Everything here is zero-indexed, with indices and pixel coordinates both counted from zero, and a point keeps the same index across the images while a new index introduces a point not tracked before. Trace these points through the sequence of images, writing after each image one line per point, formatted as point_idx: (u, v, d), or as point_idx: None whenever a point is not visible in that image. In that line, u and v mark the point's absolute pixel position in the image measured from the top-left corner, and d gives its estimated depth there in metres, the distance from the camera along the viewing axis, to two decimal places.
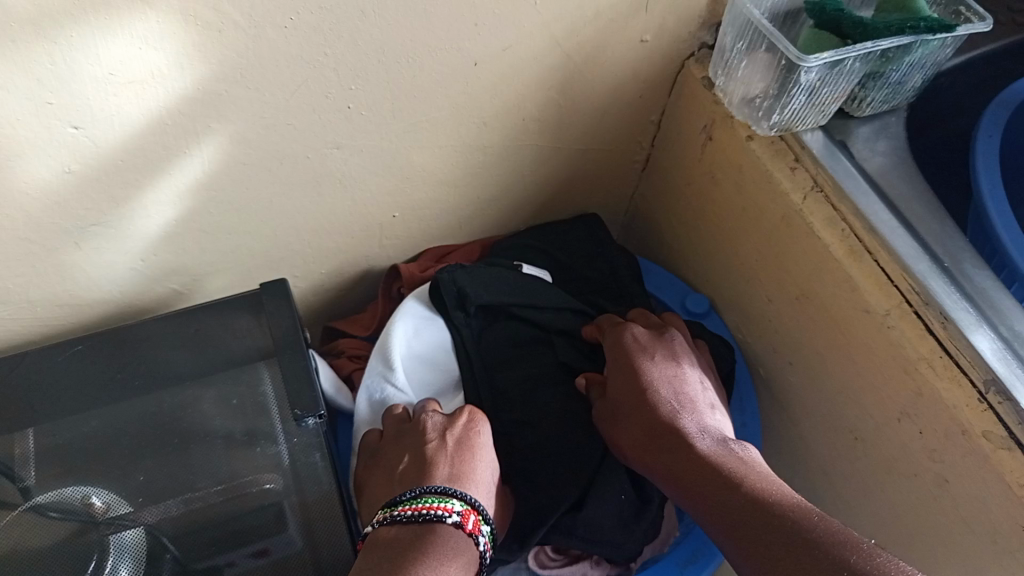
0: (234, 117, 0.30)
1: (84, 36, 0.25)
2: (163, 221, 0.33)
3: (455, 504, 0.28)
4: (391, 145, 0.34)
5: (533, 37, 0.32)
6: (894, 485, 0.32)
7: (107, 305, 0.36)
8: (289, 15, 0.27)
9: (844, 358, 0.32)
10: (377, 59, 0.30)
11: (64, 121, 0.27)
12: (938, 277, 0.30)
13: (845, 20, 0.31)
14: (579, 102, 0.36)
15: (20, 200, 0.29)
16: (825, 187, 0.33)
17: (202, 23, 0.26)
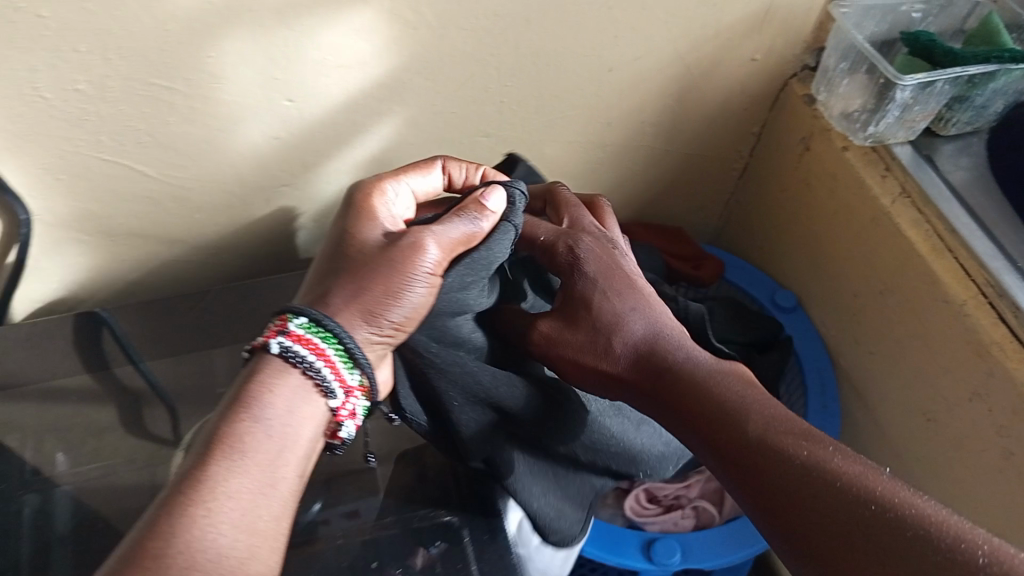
0: (413, 104, 0.52)
1: (314, 27, 0.45)
2: (339, 170, 0.56)
3: (325, 342, 0.36)
4: (583, 106, 0.56)
5: (664, 50, 0.54)
6: (967, 456, 0.47)
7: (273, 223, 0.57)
8: (477, 21, 0.48)
9: (920, 346, 0.50)
10: (538, 58, 0.51)
11: (282, 96, 0.48)
12: (984, 239, 0.48)
13: (939, 50, 0.50)
14: (702, 100, 0.59)
15: (238, 147, 0.51)
16: (913, 196, 0.52)
17: (406, 24, 0.47)
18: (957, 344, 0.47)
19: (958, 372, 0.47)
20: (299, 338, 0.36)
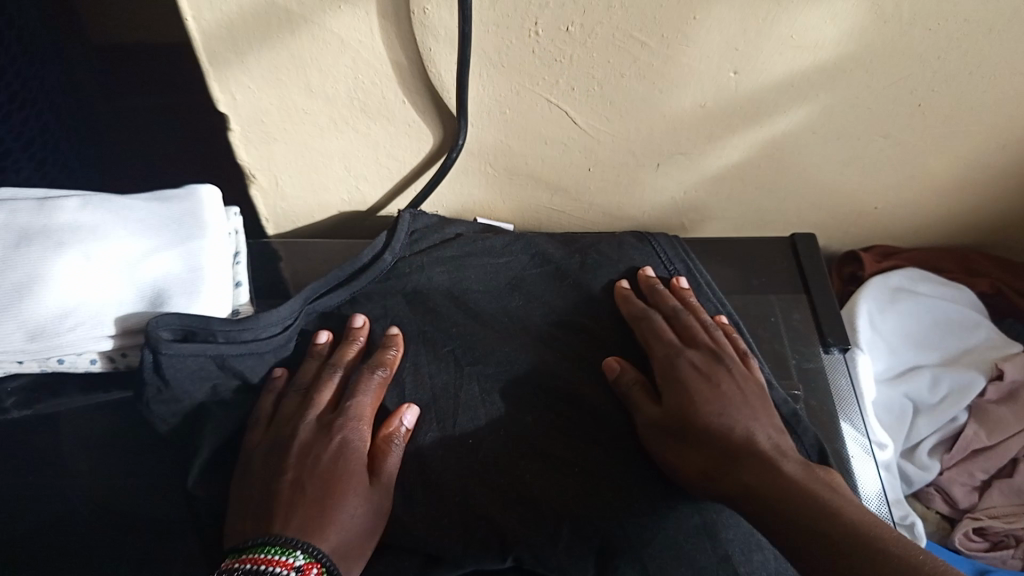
0: (619, 121, 0.60)
1: (631, 84, 0.57)
2: (472, 198, 0.68)
3: (297, 557, 0.44)
4: (746, 141, 0.64)
5: (818, 86, 0.59)
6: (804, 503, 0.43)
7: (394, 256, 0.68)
8: (727, 71, 0.57)
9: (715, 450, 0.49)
10: (742, 110, 0.60)
11: (348, 97, 0.56)
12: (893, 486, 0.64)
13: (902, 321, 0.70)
14: (816, 146, 0.65)
15: (371, 114, 0.58)
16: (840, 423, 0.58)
17: (681, 76, 0.57)
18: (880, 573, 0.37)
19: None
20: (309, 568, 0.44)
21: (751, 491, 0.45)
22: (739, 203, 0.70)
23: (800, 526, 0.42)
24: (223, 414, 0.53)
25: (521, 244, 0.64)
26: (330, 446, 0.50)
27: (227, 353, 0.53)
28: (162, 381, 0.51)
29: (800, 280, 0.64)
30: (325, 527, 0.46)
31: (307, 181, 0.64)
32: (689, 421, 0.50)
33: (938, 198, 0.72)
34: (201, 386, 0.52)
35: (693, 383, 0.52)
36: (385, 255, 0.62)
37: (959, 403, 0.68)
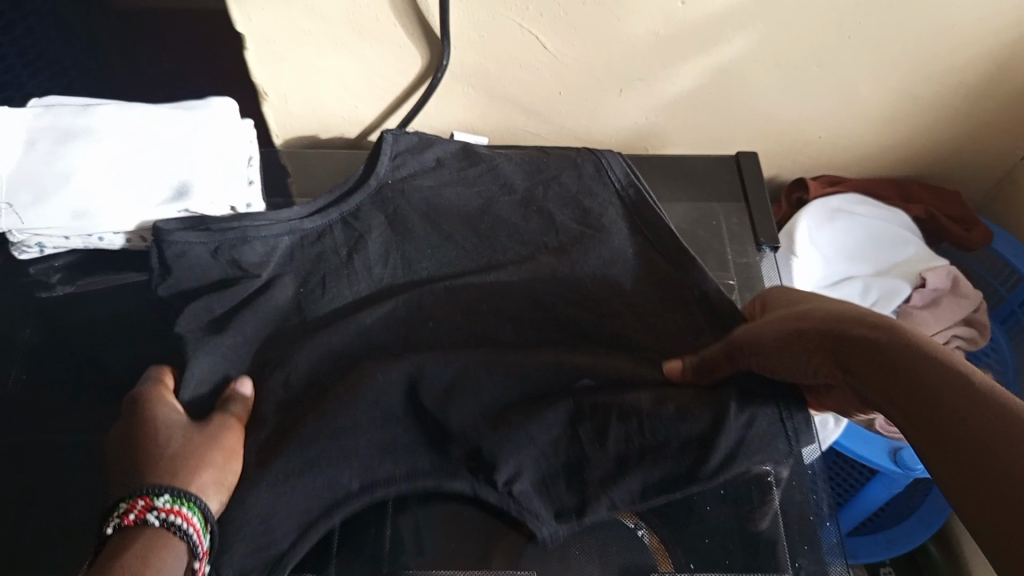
0: (584, 47, 0.69)
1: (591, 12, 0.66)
2: (456, 119, 0.77)
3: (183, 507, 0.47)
4: (697, 68, 0.72)
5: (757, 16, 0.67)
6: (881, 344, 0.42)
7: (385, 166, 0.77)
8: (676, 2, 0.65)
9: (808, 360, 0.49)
10: (692, 38, 0.69)
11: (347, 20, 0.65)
12: None
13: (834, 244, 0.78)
14: (759, 74, 0.73)
15: (366, 36, 0.67)
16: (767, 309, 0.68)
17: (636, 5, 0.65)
18: (952, 418, 0.35)
19: (946, 433, 0.34)
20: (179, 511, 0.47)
21: (846, 353, 0.43)
22: (694, 127, 0.79)
23: (887, 373, 0.39)
24: (223, 295, 0.60)
25: (489, 174, 0.69)
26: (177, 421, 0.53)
27: (219, 242, 0.60)
28: (165, 269, 0.59)
29: (740, 190, 0.73)
30: (198, 477, 0.49)
31: (311, 99, 0.73)
32: (796, 327, 0.48)
33: (874, 127, 0.81)
34: (201, 272, 0.60)
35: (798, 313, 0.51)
36: (371, 180, 0.66)
37: (884, 306, 0.77)
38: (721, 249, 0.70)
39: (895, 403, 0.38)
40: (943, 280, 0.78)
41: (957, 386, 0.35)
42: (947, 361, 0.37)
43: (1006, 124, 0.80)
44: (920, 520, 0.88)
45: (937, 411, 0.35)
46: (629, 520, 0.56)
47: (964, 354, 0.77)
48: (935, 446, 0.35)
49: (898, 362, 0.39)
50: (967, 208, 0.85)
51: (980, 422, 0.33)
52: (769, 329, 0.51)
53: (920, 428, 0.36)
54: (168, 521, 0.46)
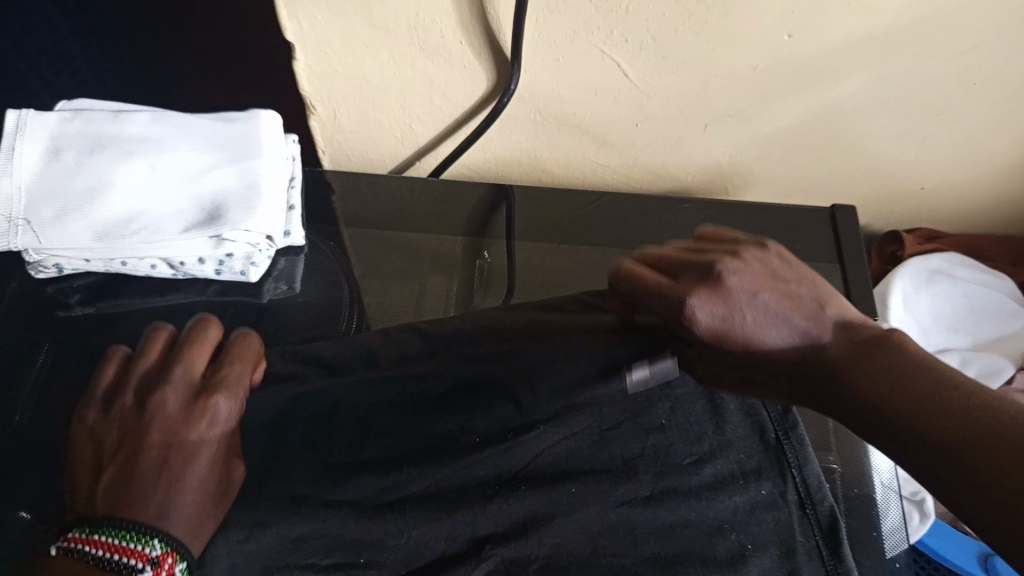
0: (672, 75, 0.61)
1: (684, 39, 0.58)
2: (519, 147, 0.69)
3: (153, 552, 0.43)
4: (797, 105, 0.64)
5: (873, 52, 0.59)
6: (938, 398, 0.37)
7: (439, 197, 0.69)
8: (782, 34, 0.57)
9: (829, 368, 0.42)
10: (797, 71, 0.61)
11: (410, 32, 0.58)
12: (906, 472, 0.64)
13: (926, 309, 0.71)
14: (866, 115, 0.65)
15: (430, 50, 0.60)
16: None
17: (738, 35, 0.57)
18: (965, 448, 0.35)
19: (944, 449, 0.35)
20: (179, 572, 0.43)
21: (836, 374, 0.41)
22: (783, 170, 0.71)
23: (877, 385, 0.39)
24: None
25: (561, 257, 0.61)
26: (203, 414, 0.49)
27: None
28: None
29: (837, 252, 0.65)
30: (143, 499, 0.45)
31: (364, 115, 0.67)
32: (834, 377, 0.41)
33: (987, 180, 0.72)
34: None
35: (752, 327, 0.42)
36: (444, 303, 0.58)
37: (987, 385, 0.68)
38: None
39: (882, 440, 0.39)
40: None
41: (963, 415, 0.36)
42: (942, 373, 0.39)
43: None
44: None
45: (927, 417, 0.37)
46: None
47: None
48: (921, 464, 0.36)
49: (906, 379, 0.39)
50: None
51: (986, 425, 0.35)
52: (666, 308, 0.44)
53: (936, 446, 0.36)
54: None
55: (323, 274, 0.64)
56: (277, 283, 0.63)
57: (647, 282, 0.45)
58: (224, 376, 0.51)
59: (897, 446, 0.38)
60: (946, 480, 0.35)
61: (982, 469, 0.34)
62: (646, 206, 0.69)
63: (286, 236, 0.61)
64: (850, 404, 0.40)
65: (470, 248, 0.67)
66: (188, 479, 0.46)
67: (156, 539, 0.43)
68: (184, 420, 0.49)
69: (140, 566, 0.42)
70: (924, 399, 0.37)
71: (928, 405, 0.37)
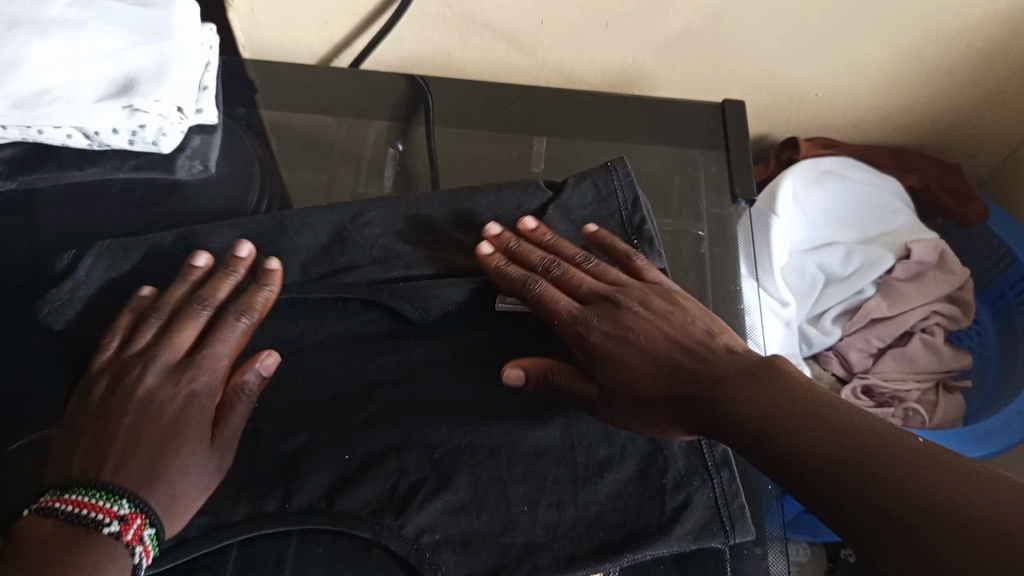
0: None
1: None
2: (431, 44, 0.73)
3: (122, 510, 0.44)
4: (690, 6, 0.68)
5: None
6: (843, 430, 0.38)
7: (364, 89, 0.73)
8: None
9: (730, 394, 0.44)
10: None
11: None
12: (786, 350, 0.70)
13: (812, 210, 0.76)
14: (756, 17, 0.69)
15: None
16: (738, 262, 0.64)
17: None
18: (875, 469, 0.35)
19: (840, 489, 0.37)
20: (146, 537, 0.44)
21: (755, 416, 0.42)
22: (682, 73, 0.75)
23: (777, 422, 0.41)
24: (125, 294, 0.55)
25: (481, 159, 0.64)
26: (176, 400, 0.50)
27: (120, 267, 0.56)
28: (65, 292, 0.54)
29: (724, 140, 0.69)
30: (126, 473, 0.45)
31: (280, 9, 0.69)
32: (719, 399, 0.45)
33: (875, 89, 0.77)
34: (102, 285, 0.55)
35: (631, 335, 0.52)
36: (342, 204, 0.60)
37: (863, 275, 0.73)
38: (696, 198, 0.67)
39: (782, 460, 0.40)
40: (930, 253, 0.73)
41: (875, 448, 0.36)
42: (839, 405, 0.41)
43: (1010, 96, 0.76)
44: None
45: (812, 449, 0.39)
46: None
47: (941, 330, 0.74)
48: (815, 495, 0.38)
49: (806, 421, 0.40)
50: (965, 183, 0.81)
51: (868, 457, 0.36)
52: (575, 340, 0.54)
53: (842, 473, 0.36)
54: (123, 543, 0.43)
55: (237, 156, 0.67)
56: (191, 161, 0.66)
57: (552, 306, 0.55)
58: (209, 355, 0.52)
59: (772, 469, 0.40)
60: (844, 504, 0.36)
61: (877, 499, 0.35)
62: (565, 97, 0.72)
63: (198, 112, 0.65)
64: (742, 434, 0.42)
65: (387, 133, 0.70)
66: (177, 454, 0.47)
67: (126, 498, 0.44)
68: (167, 400, 0.49)
69: (108, 521, 0.43)
70: (829, 431, 0.39)
71: (834, 429, 0.38)
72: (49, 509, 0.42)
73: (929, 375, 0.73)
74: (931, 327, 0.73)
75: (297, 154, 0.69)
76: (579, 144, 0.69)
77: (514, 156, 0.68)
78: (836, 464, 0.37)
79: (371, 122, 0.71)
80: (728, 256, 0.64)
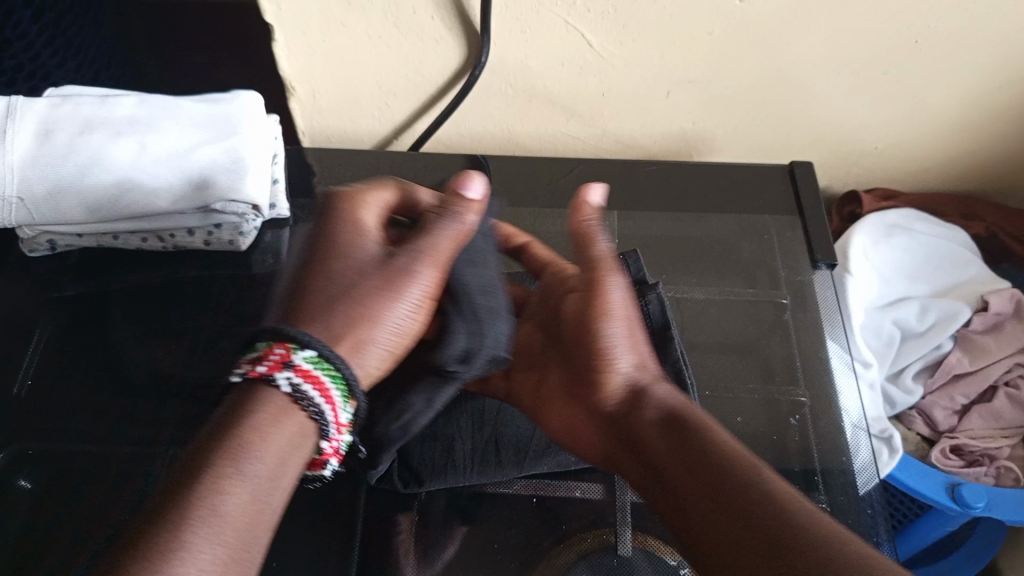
0: (630, 46, 0.65)
1: (638, 11, 0.61)
2: (491, 121, 0.73)
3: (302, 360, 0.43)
4: (750, 75, 0.68)
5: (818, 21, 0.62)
6: (764, 518, 0.40)
7: (425, 168, 0.73)
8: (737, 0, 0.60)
9: (681, 459, 0.45)
10: (749, 41, 0.64)
11: (385, 13, 0.62)
12: (877, 413, 0.68)
13: (882, 265, 0.75)
14: (816, 82, 0.68)
15: (404, 30, 0.63)
16: (827, 330, 0.63)
17: (690, 7, 0.61)
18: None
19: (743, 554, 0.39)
20: (306, 377, 0.43)
21: (712, 498, 0.42)
22: (743, 135, 0.75)
23: (694, 530, 0.42)
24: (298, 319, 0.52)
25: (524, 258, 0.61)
26: (366, 246, 0.49)
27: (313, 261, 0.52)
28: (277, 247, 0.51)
29: (796, 204, 0.70)
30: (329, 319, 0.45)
31: (341, 95, 0.70)
32: (635, 441, 0.49)
33: (936, 142, 0.76)
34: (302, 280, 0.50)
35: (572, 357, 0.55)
36: None
37: (943, 330, 0.72)
38: (772, 265, 0.66)
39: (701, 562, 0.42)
40: (1007, 304, 0.72)
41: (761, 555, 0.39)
42: (737, 453, 0.44)
43: None
44: (968, 557, 0.86)
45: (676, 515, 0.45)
46: (672, 557, 0.52)
47: None
48: (710, 558, 0.41)
49: (737, 512, 0.41)
50: None
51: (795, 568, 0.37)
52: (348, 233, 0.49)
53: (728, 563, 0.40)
54: (293, 385, 0.42)
55: None
56: (265, 256, 0.66)
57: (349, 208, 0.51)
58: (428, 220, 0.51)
59: (687, 543, 0.43)
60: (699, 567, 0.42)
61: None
62: (634, 168, 0.72)
63: (271, 208, 0.65)
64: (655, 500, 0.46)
65: None
66: (363, 287, 0.47)
67: (339, 374, 0.44)
68: (370, 241, 0.49)
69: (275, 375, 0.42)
70: (736, 536, 0.40)
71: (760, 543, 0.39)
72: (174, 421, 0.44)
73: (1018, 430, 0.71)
74: (1015, 381, 0.71)
75: None
76: (650, 218, 0.69)
77: (586, 233, 0.69)
78: (702, 546, 0.42)
79: None
80: (811, 324, 0.63)
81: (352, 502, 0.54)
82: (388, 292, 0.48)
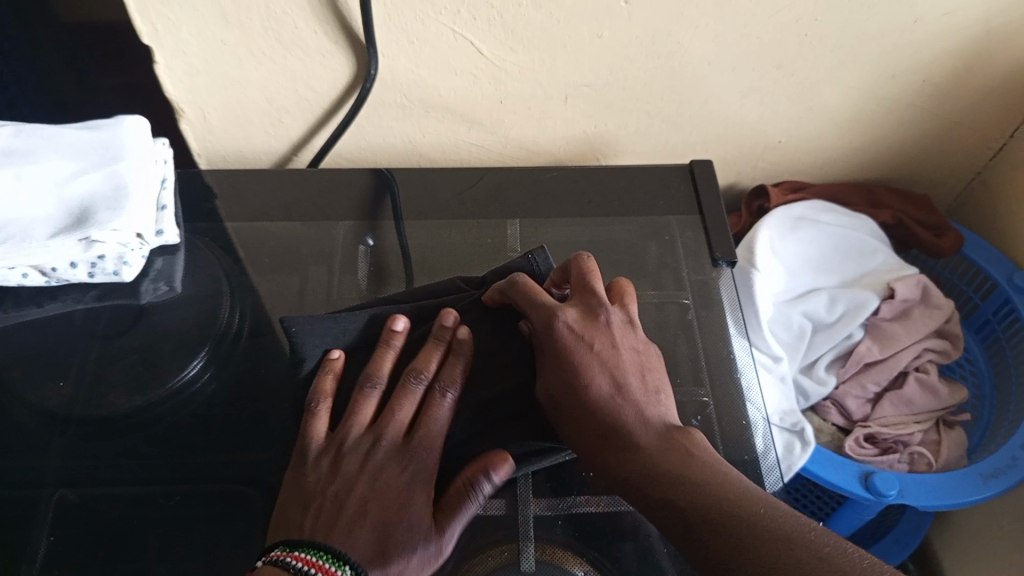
0: (519, 53, 0.64)
1: (522, 17, 0.61)
2: (389, 132, 0.72)
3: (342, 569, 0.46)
4: (644, 75, 0.67)
5: (705, 20, 0.62)
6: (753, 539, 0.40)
7: (324, 185, 0.71)
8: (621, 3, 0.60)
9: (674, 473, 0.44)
10: (638, 42, 0.64)
11: (264, 30, 0.60)
12: (787, 406, 0.69)
13: (791, 257, 0.76)
14: (712, 80, 0.68)
15: (287, 47, 0.62)
16: (733, 326, 0.63)
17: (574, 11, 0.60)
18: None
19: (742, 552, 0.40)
20: None
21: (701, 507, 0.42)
22: (646, 135, 0.74)
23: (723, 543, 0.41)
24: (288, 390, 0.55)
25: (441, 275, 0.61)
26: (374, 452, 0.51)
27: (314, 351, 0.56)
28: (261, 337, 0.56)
29: (697, 204, 0.70)
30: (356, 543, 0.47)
31: (231, 114, 0.68)
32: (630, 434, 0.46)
33: (837, 132, 0.76)
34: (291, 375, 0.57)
35: (580, 361, 0.48)
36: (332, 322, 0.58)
37: (852, 320, 0.73)
38: (675, 264, 0.66)
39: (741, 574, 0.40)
40: (913, 290, 0.74)
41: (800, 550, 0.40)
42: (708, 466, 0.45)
43: (972, 129, 0.76)
44: (896, 542, 0.87)
45: (758, 557, 0.40)
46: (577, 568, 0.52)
47: (935, 367, 0.74)
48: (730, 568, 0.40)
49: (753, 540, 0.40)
50: (937, 214, 0.82)
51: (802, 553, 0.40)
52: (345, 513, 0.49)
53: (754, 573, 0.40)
54: None
55: (204, 270, 0.66)
56: (157, 283, 0.65)
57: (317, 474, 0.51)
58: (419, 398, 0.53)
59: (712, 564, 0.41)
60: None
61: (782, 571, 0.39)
62: (537, 176, 0.72)
63: (159, 234, 0.63)
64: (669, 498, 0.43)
65: (356, 232, 0.69)
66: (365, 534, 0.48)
67: None
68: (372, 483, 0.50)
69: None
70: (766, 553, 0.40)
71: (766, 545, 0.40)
72: (279, 560, 0.46)
73: (927, 415, 0.73)
74: (922, 364, 0.73)
75: (266, 263, 0.67)
76: (553, 224, 0.68)
77: (489, 242, 0.68)
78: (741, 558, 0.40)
79: (338, 222, 0.69)
80: (715, 323, 0.63)
81: (251, 533, 0.53)
82: (394, 507, 0.49)
